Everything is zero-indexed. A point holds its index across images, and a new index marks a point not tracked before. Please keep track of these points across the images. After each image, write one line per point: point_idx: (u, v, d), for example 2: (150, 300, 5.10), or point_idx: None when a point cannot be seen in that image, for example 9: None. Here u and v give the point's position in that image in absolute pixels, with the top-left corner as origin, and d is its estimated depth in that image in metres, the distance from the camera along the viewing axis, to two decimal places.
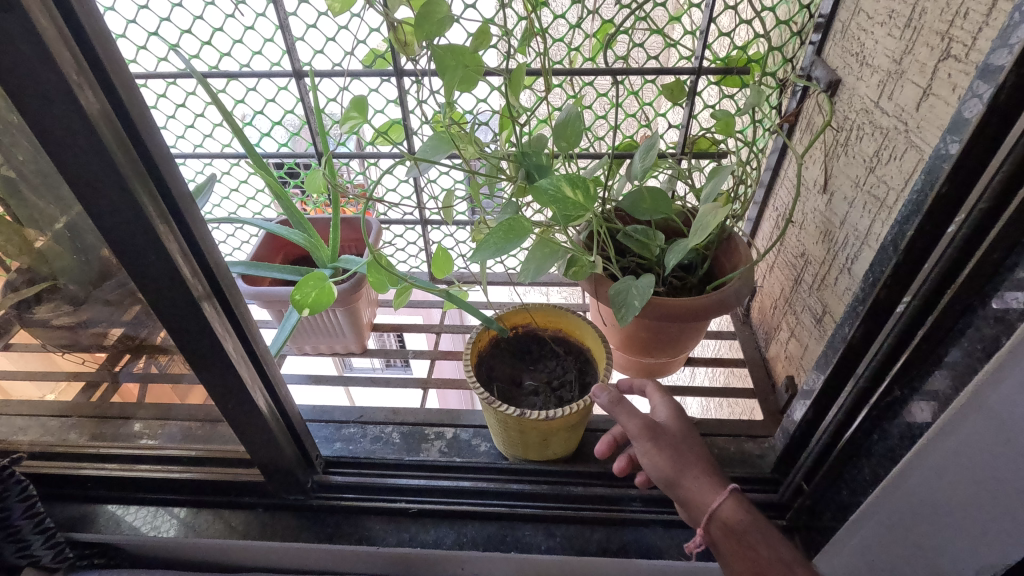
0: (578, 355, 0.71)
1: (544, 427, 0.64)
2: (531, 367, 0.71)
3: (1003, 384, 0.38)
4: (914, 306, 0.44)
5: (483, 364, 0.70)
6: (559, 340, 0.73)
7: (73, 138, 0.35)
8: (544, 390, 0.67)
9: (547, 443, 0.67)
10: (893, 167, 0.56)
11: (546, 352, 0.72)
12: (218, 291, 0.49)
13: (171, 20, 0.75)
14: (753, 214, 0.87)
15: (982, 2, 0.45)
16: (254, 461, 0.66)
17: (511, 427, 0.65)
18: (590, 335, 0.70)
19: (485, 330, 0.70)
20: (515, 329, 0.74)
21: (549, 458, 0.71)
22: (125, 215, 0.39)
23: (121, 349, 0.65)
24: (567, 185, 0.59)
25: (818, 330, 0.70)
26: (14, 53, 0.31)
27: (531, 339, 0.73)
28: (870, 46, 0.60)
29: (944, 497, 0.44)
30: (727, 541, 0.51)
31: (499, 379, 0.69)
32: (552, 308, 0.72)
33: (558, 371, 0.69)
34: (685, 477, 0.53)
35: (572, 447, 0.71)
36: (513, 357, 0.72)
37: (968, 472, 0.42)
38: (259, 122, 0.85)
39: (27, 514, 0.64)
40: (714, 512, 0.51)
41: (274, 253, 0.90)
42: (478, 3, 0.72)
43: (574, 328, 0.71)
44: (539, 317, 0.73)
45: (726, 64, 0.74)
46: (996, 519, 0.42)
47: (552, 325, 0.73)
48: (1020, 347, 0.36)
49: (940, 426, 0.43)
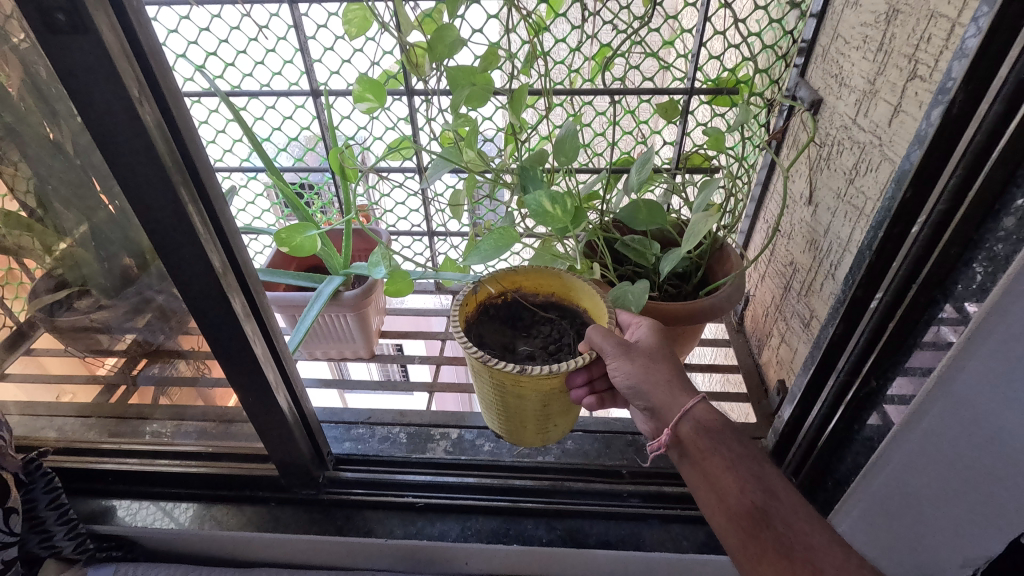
0: (573, 318, 0.69)
1: (546, 387, 0.61)
2: (524, 333, 0.69)
3: (965, 368, 0.42)
4: (885, 303, 0.47)
5: (474, 331, 0.68)
6: (550, 304, 0.71)
7: (126, 143, 0.39)
8: (539, 353, 0.65)
9: (549, 409, 0.65)
10: (870, 179, 0.60)
11: (539, 317, 0.70)
12: (244, 288, 0.53)
13: (198, 43, 0.81)
14: (745, 226, 0.91)
15: (942, 28, 0.50)
16: (272, 457, 0.70)
17: (508, 391, 0.62)
18: (584, 294, 0.68)
19: (474, 294, 0.67)
20: (505, 296, 0.71)
21: (550, 430, 0.69)
22: (167, 214, 0.44)
23: (137, 354, 0.72)
24: (547, 201, 0.63)
25: (807, 334, 0.74)
26: (83, 68, 0.36)
27: (521, 305, 0.71)
28: (847, 68, 0.65)
29: (927, 475, 0.48)
30: (698, 448, 0.50)
31: (491, 345, 0.67)
32: (542, 270, 0.70)
33: (553, 334, 0.67)
34: (653, 381, 0.54)
35: (572, 415, 0.69)
36: (504, 324, 0.70)
37: (945, 451, 0.46)
38: (276, 138, 0.90)
39: (50, 505, 0.67)
40: (687, 415, 0.51)
41: (288, 261, 0.94)
42: (485, 28, 0.78)
43: (567, 290, 0.70)
44: (527, 282, 0.71)
45: (717, 85, 0.78)
46: (970, 494, 0.46)
47: (544, 289, 0.71)
48: (976, 335, 0.40)
49: (911, 411, 0.47)
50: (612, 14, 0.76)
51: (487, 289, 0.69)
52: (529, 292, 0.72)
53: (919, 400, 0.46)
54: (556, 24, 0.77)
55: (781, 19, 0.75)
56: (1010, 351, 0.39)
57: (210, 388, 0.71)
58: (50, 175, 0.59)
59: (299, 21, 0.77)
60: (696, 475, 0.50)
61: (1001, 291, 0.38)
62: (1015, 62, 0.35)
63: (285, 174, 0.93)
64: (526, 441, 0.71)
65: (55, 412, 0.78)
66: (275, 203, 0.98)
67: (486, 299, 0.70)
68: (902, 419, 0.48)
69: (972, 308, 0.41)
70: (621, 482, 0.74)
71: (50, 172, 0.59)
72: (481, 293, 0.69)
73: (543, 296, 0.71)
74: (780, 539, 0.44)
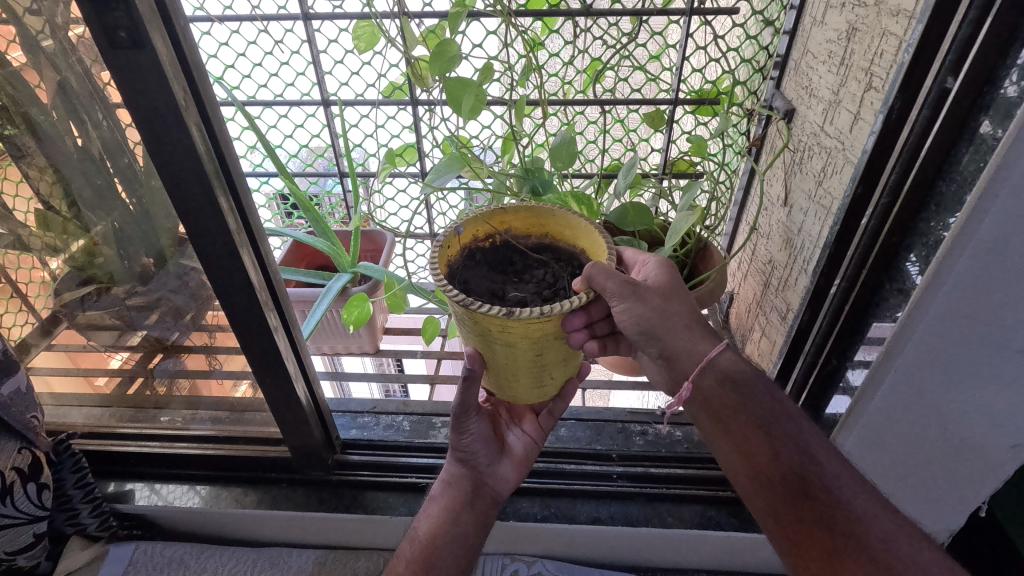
0: (570, 261, 0.62)
1: (537, 335, 0.54)
2: (515, 278, 0.61)
3: (908, 344, 0.49)
4: (844, 286, 0.53)
5: (457, 277, 0.60)
6: (544, 247, 0.64)
7: (173, 143, 0.45)
8: (532, 298, 0.58)
9: (543, 361, 0.58)
10: (835, 181, 0.66)
11: (532, 261, 0.62)
12: (268, 276, 0.59)
13: (217, 56, 0.87)
14: (729, 228, 0.97)
15: (891, 45, 0.56)
16: (286, 441, 0.76)
17: (496, 341, 0.55)
18: (583, 233, 0.61)
19: (455, 235, 0.60)
20: (492, 238, 0.64)
21: (545, 386, 0.62)
22: (205, 206, 0.50)
23: (154, 347, 0.76)
24: (573, 198, 0.74)
25: (783, 325, 0.79)
26: (141, 78, 0.42)
27: (512, 249, 0.63)
28: (816, 80, 0.71)
29: (887, 431, 0.57)
30: (727, 403, 0.53)
31: (477, 292, 0.59)
32: (534, 208, 0.62)
33: (548, 278, 0.60)
34: (671, 329, 0.55)
35: (569, 368, 0.63)
36: (492, 269, 0.62)
37: (899, 410, 0.54)
38: (288, 144, 0.96)
39: (78, 484, 0.72)
40: (716, 367, 0.54)
41: (299, 260, 1.01)
42: (485, 43, 0.84)
43: (563, 229, 0.63)
44: (518, 222, 0.63)
45: (700, 96, 0.84)
46: (924, 437, 0.55)
47: (537, 230, 0.64)
48: (913, 316, 0.48)
49: (865, 383, 0.55)
50: (602, 30, 0.81)
51: (471, 230, 0.62)
52: (520, 234, 0.64)
53: (872, 374, 0.53)
54: (551, 40, 0.83)
55: (758, 36, 0.81)
56: (944, 324, 0.47)
57: (218, 381, 0.77)
58: (81, 177, 0.64)
59: (312, 36, 0.82)
60: (723, 433, 0.53)
61: (927, 281, 0.45)
62: (937, 75, 0.41)
63: (295, 178, 0.98)
64: (519, 400, 0.64)
65: (83, 403, 0.83)
66: (285, 207, 1.04)
67: (470, 242, 0.62)
68: (859, 389, 0.56)
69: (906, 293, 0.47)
70: (611, 464, 0.79)
71: (80, 173, 0.64)
72: (464, 235, 0.61)
73: (536, 238, 0.64)
74: (821, 508, 0.47)
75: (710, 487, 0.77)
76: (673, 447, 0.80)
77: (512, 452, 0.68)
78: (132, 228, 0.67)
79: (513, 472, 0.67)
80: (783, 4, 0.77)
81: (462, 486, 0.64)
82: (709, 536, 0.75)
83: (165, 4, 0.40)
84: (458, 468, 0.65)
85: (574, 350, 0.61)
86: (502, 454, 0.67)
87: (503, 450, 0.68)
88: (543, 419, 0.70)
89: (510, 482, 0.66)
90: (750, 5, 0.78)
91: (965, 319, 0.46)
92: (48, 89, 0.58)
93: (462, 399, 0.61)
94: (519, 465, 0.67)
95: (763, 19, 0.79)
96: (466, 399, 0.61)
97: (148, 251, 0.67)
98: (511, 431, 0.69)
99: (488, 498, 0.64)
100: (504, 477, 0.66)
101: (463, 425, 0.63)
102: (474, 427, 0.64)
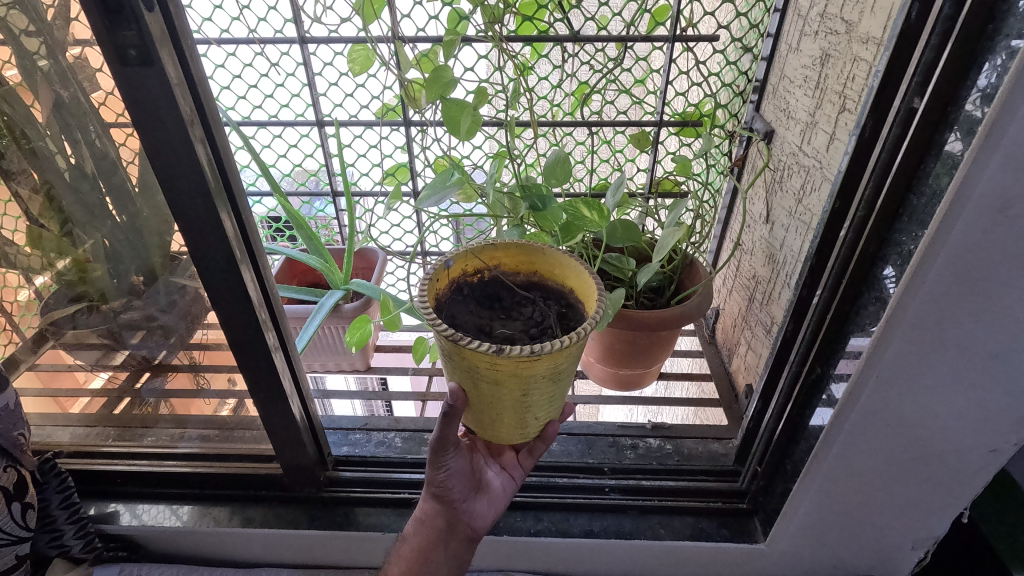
0: (557, 299, 0.64)
1: (525, 374, 0.55)
2: (502, 314, 0.62)
3: (881, 363, 0.51)
4: (824, 297, 0.56)
5: (445, 310, 0.61)
6: (532, 285, 0.66)
7: (175, 157, 0.46)
8: (519, 335, 0.59)
9: (527, 400, 0.59)
10: (815, 198, 0.70)
11: (520, 298, 0.64)
12: (266, 297, 0.60)
13: (213, 78, 0.89)
14: (713, 246, 1.01)
15: (862, 71, 0.61)
16: (279, 459, 0.76)
17: (484, 377, 0.56)
18: (571, 271, 0.63)
19: (445, 268, 0.61)
20: (481, 273, 0.65)
21: (529, 425, 0.63)
22: (203, 219, 0.50)
23: (142, 367, 0.76)
24: (584, 208, 0.72)
25: (769, 338, 0.82)
26: (146, 94, 0.43)
27: (500, 284, 0.65)
28: (793, 103, 0.75)
29: (862, 447, 0.59)
30: None
31: (464, 326, 0.60)
32: (523, 245, 0.65)
33: (536, 315, 0.61)
34: None
35: (553, 410, 0.63)
36: (479, 304, 0.63)
37: (875, 426, 0.56)
38: (281, 164, 0.97)
39: (63, 504, 0.72)
40: None
41: (291, 277, 1.01)
42: (476, 67, 0.87)
43: (551, 267, 0.65)
44: (507, 258, 0.66)
45: (683, 118, 0.88)
46: (898, 448, 0.58)
47: (526, 268, 0.66)
48: (885, 338, 0.50)
49: (841, 406, 0.56)
50: (589, 56, 0.84)
51: (461, 264, 0.64)
52: (509, 271, 0.66)
53: (848, 397, 0.55)
54: (540, 65, 0.86)
55: (737, 61, 0.85)
56: (912, 339, 0.49)
57: (205, 399, 0.77)
58: (73, 195, 0.65)
59: (308, 59, 0.84)
60: None
61: (903, 290, 0.47)
62: (904, 96, 0.44)
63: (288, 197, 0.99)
64: (501, 438, 0.65)
65: (68, 422, 0.82)
66: (275, 225, 1.05)
67: (459, 276, 0.64)
68: (834, 413, 0.57)
69: (879, 309, 0.50)
70: (603, 477, 0.80)
71: (73, 191, 0.65)
72: (454, 268, 0.63)
73: (524, 275, 0.66)
74: None
75: (699, 498, 0.79)
76: (664, 460, 0.82)
77: (490, 489, 0.67)
78: (124, 246, 0.67)
79: (488, 510, 0.67)
80: (760, 31, 0.81)
81: (436, 524, 0.64)
82: (701, 548, 0.75)
83: (174, 26, 0.42)
84: (433, 505, 0.64)
85: (560, 391, 0.61)
86: (479, 490, 0.67)
87: (481, 486, 0.67)
88: (523, 456, 0.70)
89: (486, 518, 0.67)
90: (729, 32, 0.82)
91: (938, 324, 0.48)
92: (43, 109, 0.60)
93: (441, 433, 0.58)
94: (495, 502, 0.67)
95: (742, 46, 0.83)
96: (445, 433, 0.58)
97: (140, 267, 0.68)
98: (489, 467, 0.69)
99: (462, 536, 0.65)
100: (480, 514, 0.66)
101: (441, 462, 0.61)
102: (452, 462, 0.61)
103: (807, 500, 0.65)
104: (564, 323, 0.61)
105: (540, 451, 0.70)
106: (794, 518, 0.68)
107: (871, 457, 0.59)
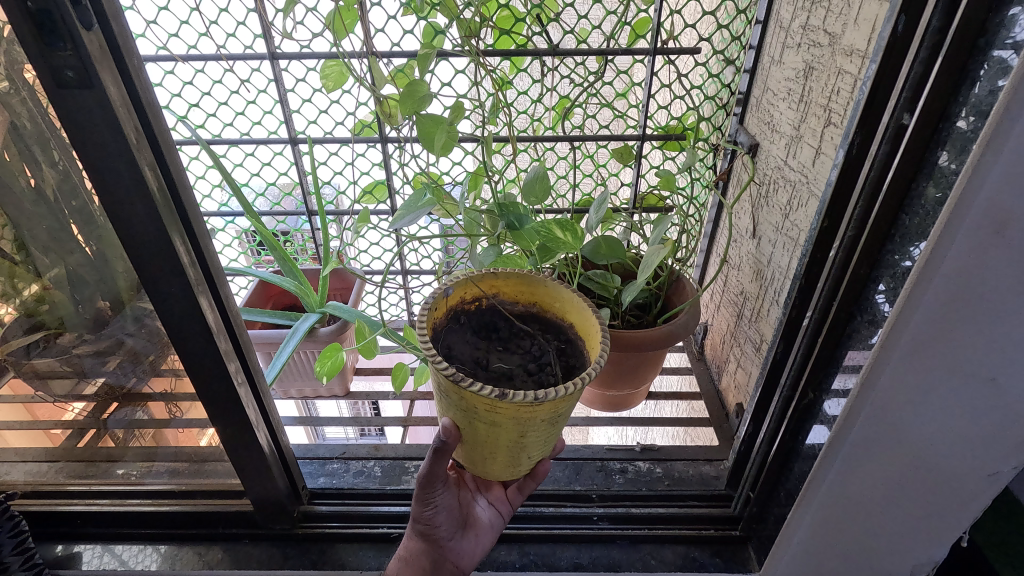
0: (557, 333, 0.61)
1: (524, 418, 0.52)
2: (499, 346, 0.59)
3: (879, 387, 0.49)
4: (817, 318, 0.54)
5: (440, 340, 0.58)
6: (530, 316, 0.63)
7: (125, 186, 0.44)
8: (518, 371, 0.56)
9: (523, 442, 0.56)
10: (801, 213, 0.68)
11: (518, 330, 0.61)
12: (230, 326, 0.57)
13: (181, 95, 0.85)
14: (700, 261, 0.99)
15: (846, 85, 0.59)
16: (248, 496, 0.73)
17: (480, 418, 0.53)
18: (572, 306, 0.60)
19: (444, 296, 0.58)
20: (479, 301, 0.62)
21: (521, 464, 0.60)
22: (158, 250, 0.47)
23: (107, 398, 0.72)
24: (557, 228, 0.66)
25: (757, 356, 0.80)
26: (87, 119, 0.40)
27: (499, 314, 0.62)
28: (777, 116, 0.74)
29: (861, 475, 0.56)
30: None
31: (460, 358, 0.57)
32: (525, 276, 0.62)
33: (534, 350, 0.58)
34: None
35: (547, 450, 0.60)
36: (476, 334, 0.60)
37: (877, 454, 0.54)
38: (255, 182, 0.94)
39: (15, 550, 0.67)
40: None
41: (265, 300, 0.98)
42: (453, 82, 0.85)
43: (552, 300, 0.62)
44: (508, 287, 0.63)
45: (666, 131, 0.86)
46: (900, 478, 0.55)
47: (526, 298, 0.63)
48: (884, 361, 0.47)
49: (840, 430, 0.54)
50: (569, 70, 0.83)
51: (460, 292, 0.60)
52: (508, 300, 0.63)
53: (848, 420, 0.53)
54: (519, 79, 0.84)
55: (720, 74, 0.83)
56: (914, 368, 0.47)
57: (180, 429, 0.73)
58: (32, 220, 0.60)
59: (280, 75, 0.81)
60: None
61: (898, 313, 0.45)
62: (893, 112, 0.42)
63: (263, 217, 0.96)
64: (491, 474, 0.61)
65: (27, 458, 0.78)
66: (248, 246, 1.01)
67: (457, 304, 0.61)
68: (834, 437, 0.55)
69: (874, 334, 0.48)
70: (591, 505, 0.78)
71: (25, 215, 0.60)
72: (452, 296, 0.60)
73: (523, 305, 0.63)
74: None
75: (690, 526, 0.77)
76: (653, 484, 0.80)
77: (477, 525, 0.64)
78: (84, 273, 0.63)
79: (475, 547, 0.63)
80: (742, 44, 0.80)
81: (421, 564, 0.60)
82: None
83: (117, 44, 0.39)
84: (418, 543, 0.60)
85: (557, 432, 0.59)
86: (467, 527, 0.63)
87: (469, 522, 0.63)
88: (512, 493, 0.66)
89: (472, 556, 0.63)
90: (710, 45, 0.80)
91: (939, 353, 0.45)
92: None
93: (429, 469, 0.55)
94: (483, 539, 0.64)
95: (724, 58, 0.82)
96: (434, 469, 0.55)
97: (102, 293, 0.64)
98: (477, 502, 0.66)
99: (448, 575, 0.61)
100: (467, 552, 0.63)
101: (428, 498, 0.57)
102: (439, 499, 0.58)
103: (803, 527, 0.63)
104: (563, 361, 0.58)
105: (530, 487, 0.67)
106: (789, 546, 0.66)
107: (873, 490, 0.56)
